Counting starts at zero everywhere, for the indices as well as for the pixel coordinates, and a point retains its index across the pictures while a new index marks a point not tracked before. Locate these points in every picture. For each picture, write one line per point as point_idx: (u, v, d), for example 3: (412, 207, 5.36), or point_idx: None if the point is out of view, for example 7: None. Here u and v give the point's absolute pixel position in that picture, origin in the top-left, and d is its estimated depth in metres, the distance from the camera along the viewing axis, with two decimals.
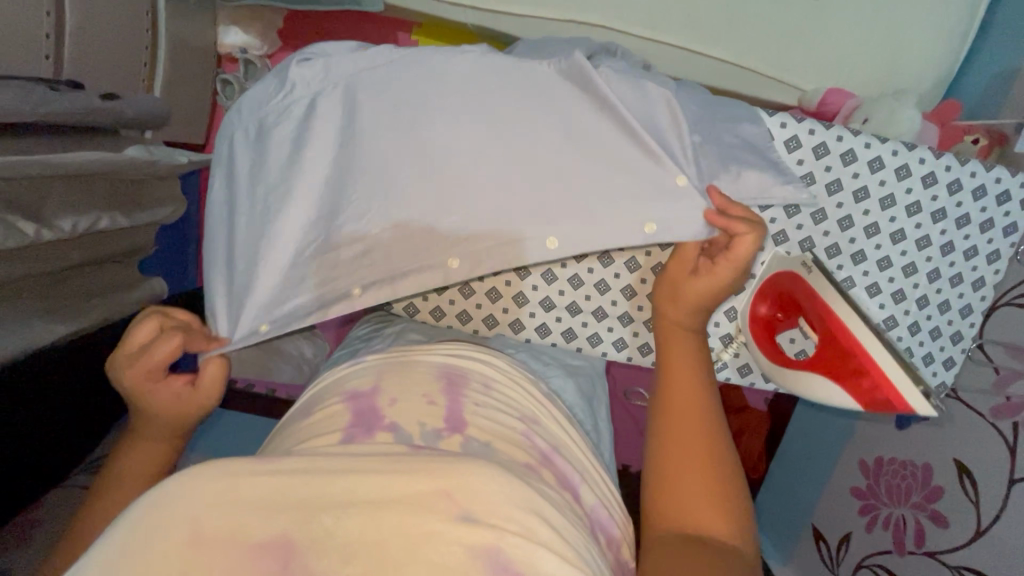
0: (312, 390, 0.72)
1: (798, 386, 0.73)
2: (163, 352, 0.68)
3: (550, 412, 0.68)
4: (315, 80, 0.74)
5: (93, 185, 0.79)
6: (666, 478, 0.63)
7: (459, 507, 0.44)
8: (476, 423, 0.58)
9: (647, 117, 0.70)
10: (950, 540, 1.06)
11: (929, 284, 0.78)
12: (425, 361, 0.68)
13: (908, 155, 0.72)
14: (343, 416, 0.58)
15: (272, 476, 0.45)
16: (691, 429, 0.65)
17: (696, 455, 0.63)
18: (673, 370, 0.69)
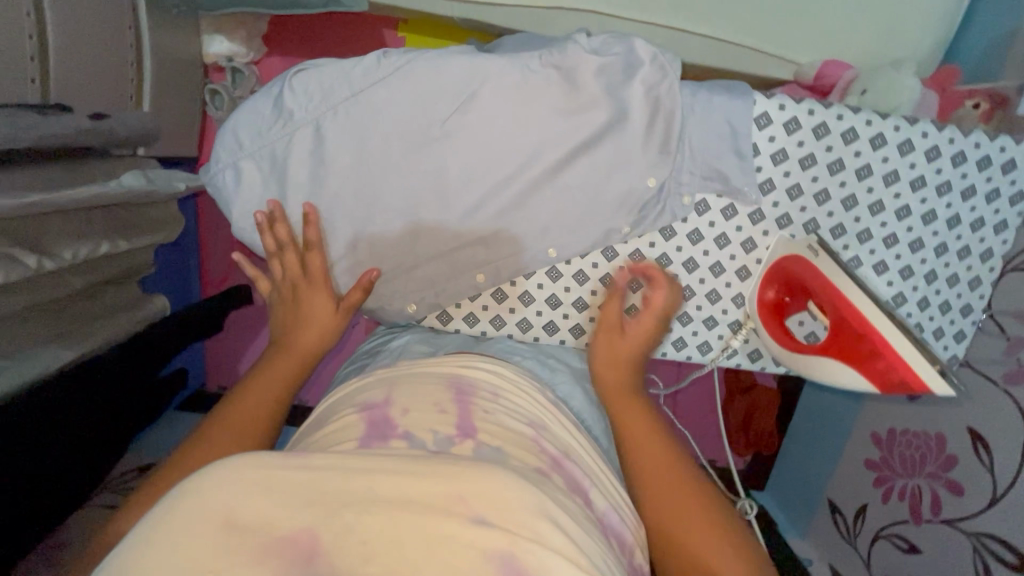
0: (335, 396, 0.71)
1: (812, 370, 0.72)
2: (317, 266, 0.73)
3: (559, 420, 0.67)
4: (302, 96, 0.70)
5: (93, 212, 0.78)
6: (657, 535, 0.60)
7: (471, 510, 0.45)
8: (492, 432, 0.57)
9: (646, 105, 0.68)
10: (965, 508, 1.06)
11: (936, 258, 0.77)
12: (433, 372, 0.68)
13: (910, 130, 0.71)
14: (357, 423, 0.58)
15: (301, 469, 0.46)
16: (654, 464, 0.63)
17: (671, 488, 0.62)
18: (621, 415, 0.68)
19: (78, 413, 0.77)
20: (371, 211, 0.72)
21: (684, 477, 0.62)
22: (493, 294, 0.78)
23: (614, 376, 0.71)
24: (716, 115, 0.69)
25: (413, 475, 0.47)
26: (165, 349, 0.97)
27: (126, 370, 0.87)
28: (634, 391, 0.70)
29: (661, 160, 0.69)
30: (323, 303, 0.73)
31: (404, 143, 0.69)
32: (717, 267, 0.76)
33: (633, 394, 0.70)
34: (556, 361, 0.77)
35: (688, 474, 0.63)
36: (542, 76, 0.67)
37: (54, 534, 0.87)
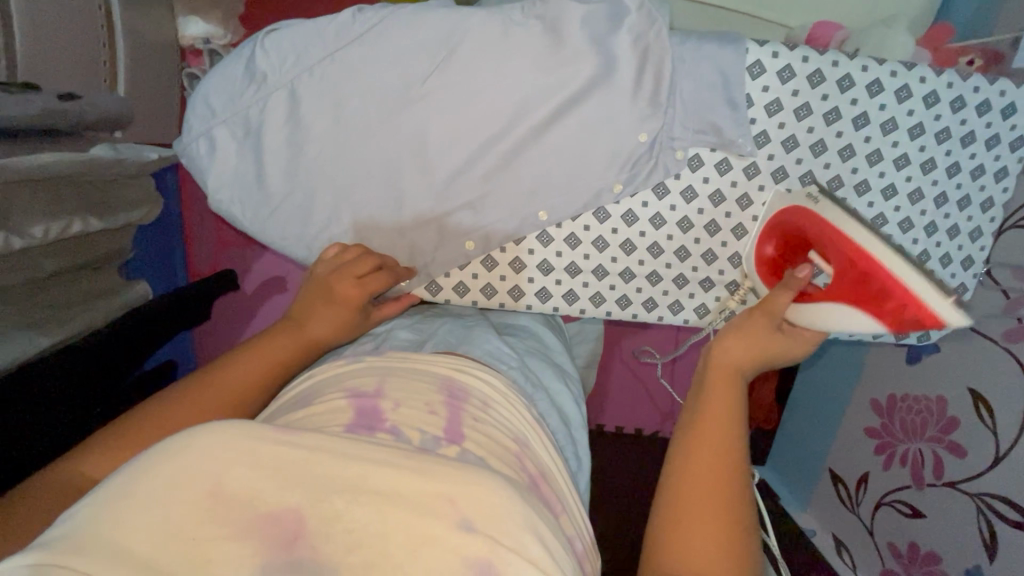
0: (291, 389, 0.64)
1: (814, 318, 0.66)
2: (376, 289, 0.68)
3: (540, 435, 0.64)
4: (276, 58, 0.67)
5: (61, 188, 0.74)
6: (671, 508, 0.54)
7: (458, 513, 0.44)
8: (478, 443, 0.55)
9: (632, 55, 0.65)
10: (969, 469, 1.05)
11: (936, 209, 0.76)
12: (427, 367, 0.64)
13: (907, 75, 0.69)
14: (346, 409, 0.56)
15: (293, 446, 0.44)
16: (709, 458, 0.56)
17: (706, 487, 0.54)
18: (709, 394, 0.60)
19: (69, 400, 0.74)
20: (354, 179, 0.70)
21: (727, 492, 0.54)
22: (483, 262, 0.75)
23: (734, 355, 0.62)
24: (705, 65, 0.67)
25: (413, 469, 0.45)
26: (156, 336, 0.94)
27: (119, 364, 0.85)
28: (735, 381, 0.61)
29: (651, 112, 0.67)
30: (345, 295, 0.67)
31: (382, 106, 0.67)
32: (712, 226, 0.74)
33: (731, 384, 0.61)
34: (536, 378, 0.76)
35: (733, 491, 0.54)
36: (525, 28, 0.65)
37: None
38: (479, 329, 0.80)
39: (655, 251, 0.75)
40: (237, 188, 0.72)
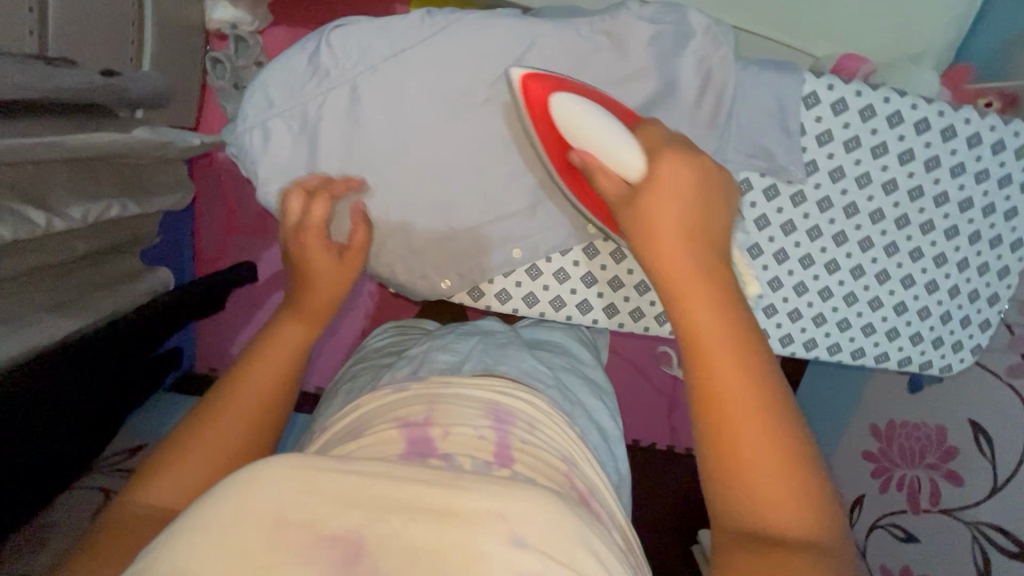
0: (342, 420, 0.65)
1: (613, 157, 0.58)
2: (320, 214, 0.67)
3: (587, 456, 0.65)
4: (341, 55, 0.69)
5: (100, 171, 0.75)
6: (730, 482, 0.46)
7: (511, 529, 0.39)
8: (531, 468, 0.54)
9: (675, 80, 0.70)
10: (963, 497, 1.09)
11: (970, 245, 0.78)
12: (472, 392, 0.64)
13: (954, 116, 0.72)
14: (398, 440, 0.54)
15: (351, 474, 0.40)
16: (744, 401, 0.46)
17: (756, 432, 0.46)
18: (697, 329, 0.49)
19: (83, 382, 0.73)
20: (408, 171, 0.72)
21: (771, 421, 0.46)
22: (528, 270, 0.77)
23: (686, 260, 0.51)
24: (765, 92, 0.70)
25: (461, 481, 0.42)
26: (161, 330, 0.91)
27: (123, 355, 0.82)
28: (716, 290, 0.50)
29: (705, 138, 0.71)
30: (331, 266, 0.67)
31: (444, 105, 0.70)
32: (755, 249, 0.75)
33: (711, 295, 0.50)
34: (575, 397, 0.76)
35: (778, 416, 0.46)
36: (593, 42, 0.69)
37: (43, 513, 0.82)
38: (510, 345, 0.82)
39: None
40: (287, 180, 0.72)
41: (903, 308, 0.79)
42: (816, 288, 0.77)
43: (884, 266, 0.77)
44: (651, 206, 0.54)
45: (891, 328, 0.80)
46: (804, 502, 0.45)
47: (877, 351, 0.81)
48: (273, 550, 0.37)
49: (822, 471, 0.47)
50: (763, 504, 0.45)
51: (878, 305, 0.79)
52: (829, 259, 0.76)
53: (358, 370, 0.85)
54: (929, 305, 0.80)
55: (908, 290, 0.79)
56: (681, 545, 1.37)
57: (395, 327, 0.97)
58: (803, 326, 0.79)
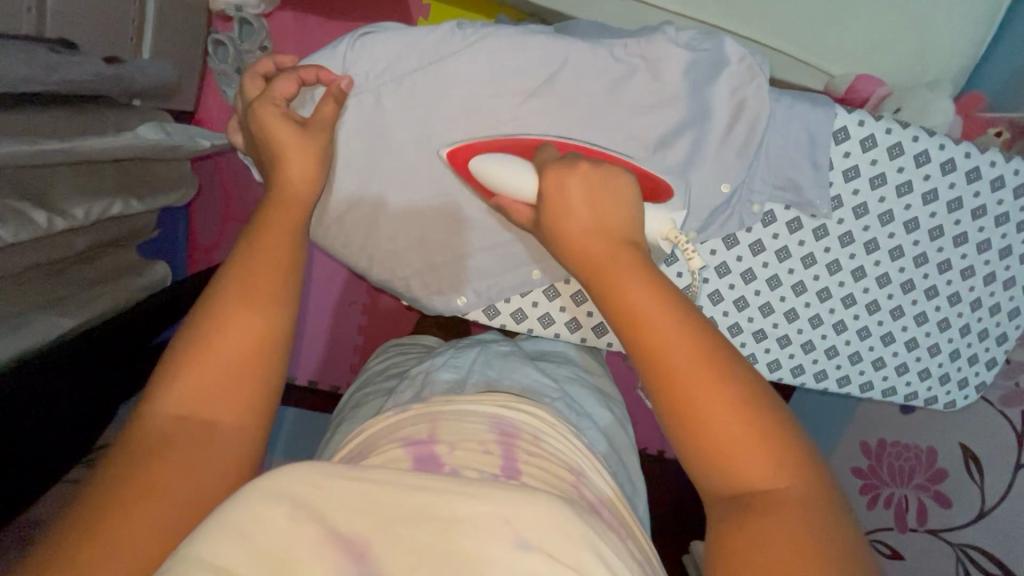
0: (350, 444, 0.60)
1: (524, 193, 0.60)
2: (284, 86, 0.65)
3: (595, 466, 0.57)
4: (359, 62, 0.70)
5: (104, 169, 0.74)
6: (696, 452, 0.44)
7: (514, 532, 0.36)
8: (539, 480, 0.47)
9: (703, 112, 0.71)
10: (952, 519, 1.11)
11: (983, 286, 0.84)
12: (471, 406, 0.57)
13: (979, 158, 0.76)
14: (403, 459, 0.48)
15: (359, 483, 0.37)
16: (689, 363, 0.45)
17: (711, 389, 0.44)
18: (625, 304, 0.48)
19: (81, 381, 0.70)
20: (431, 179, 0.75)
21: (724, 373, 0.45)
22: (546, 292, 0.82)
23: (597, 250, 0.51)
24: (796, 123, 0.73)
25: (457, 484, 0.38)
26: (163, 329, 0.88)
27: (127, 356, 0.81)
28: (635, 262, 0.50)
29: (732, 172, 0.73)
30: (293, 192, 0.62)
31: (471, 119, 0.71)
32: (775, 279, 0.80)
33: (632, 267, 0.49)
34: (580, 407, 0.73)
35: (729, 371, 0.45)
36: (625, 64, 0.70)
37: None
38: (512, 356, 0.79)
39: (716, 297, 0.81)
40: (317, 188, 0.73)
41: (915, 344, 0.86)
42: (833, 321, 0.83)
43: (899, 301, 0.83)
44: (562, 223, 0.53)
45: (901, 362, 0.86)
46: (774, 459, 0.43)
47: (885, 384, 0.88)
48: (284, 546, 0.33)
49: (785, 411, 0.45)
50: (733, 468, 0.43)
51: (891, 339, 0.85)
52: (846, 293, 0.82)
53: (363, 390, 0.85)
54: (939, 342, 0.86)
55: (920, 326, 0.85)
56: (673, 555, 1.38)
57: (386, 346, 0.97)
58: (815, 357, 0.85)
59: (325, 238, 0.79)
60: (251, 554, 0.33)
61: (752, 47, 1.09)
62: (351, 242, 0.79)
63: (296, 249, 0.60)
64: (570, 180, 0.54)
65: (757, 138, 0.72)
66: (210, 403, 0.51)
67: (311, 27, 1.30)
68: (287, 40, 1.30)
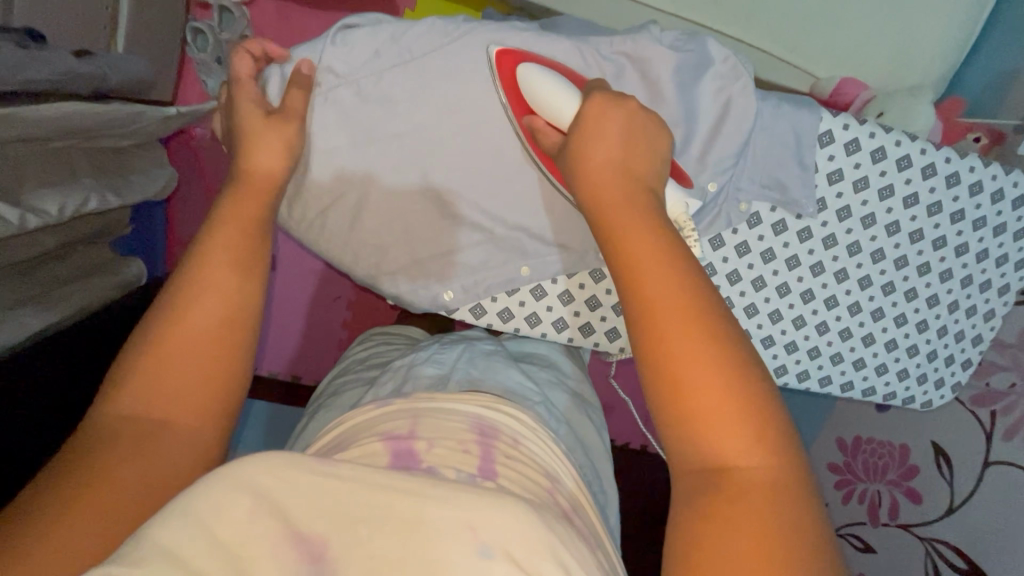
0: (324, 438, 0.56)
1: (555, 115, 0.61)
2: (248, 69, 0.67)
3: (568, 471, 0.56)
4: (342, 55, 0.69)
5: (74, 158, 0.71)
6: (678, 423, 0.44)
7: (477, 540, 0.35)
8: (514, 485, 0.46)
9: (689, 112, 0.71)
10: (922, 514, 1.14)
11: (961, 289, 0.86)
12: (453, 406, 0.54)
13: (959, 164, 0.78)
14: (381, 453, 0.46)
15: (329, 477, 0.36)
16: (678, 317, 0.46)
17: (692, 347, 0.45)
18: (628, 250, 0.49)
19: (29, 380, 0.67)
20: (414, 174, 0.74)
21: (714, 338, 0.45)
22: (531, 294, 0.82)
23: (612, 193, 0.53)
24: (781, 124, 0.74)
25: (420, 484, 0.37)
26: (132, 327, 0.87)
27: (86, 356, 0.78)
28: (646, 218, 0.51)
29: (724, 167, 0.73)
30: (265, 169, 0.64)
31: (454, 118, 0.71)
32: (759, 282, 0.81)
33: (643, 222, 0.51)
34: (561, 412, 0.73)
35: (720, 337, 0.45)
36: (610, 63, 0.70)
37: None
38: (495, 356, 0.78)
39: None
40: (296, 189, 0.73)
41: (894, 345, 0.87)
42: (815, 322, 0.84)
43: (880, 303, 0.84)
44: (584, 161, 0.56)
45: (881, 363, 0.88)
46: (753, 436, 0.43)
47: (865, 385, 0.90)
48: (243, 541, 0.33)
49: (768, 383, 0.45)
50: (711, 443, 0.43)
51: (871, 341, 0.86)
52: (829, 294, 0.83)
53: (343, 382, 0.83)
54: (917, 344, 0.88)
55: (900, 328, 0.86)
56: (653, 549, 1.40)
57: (370, 330, 0.96)
58: (798, 357, 0.86)
59: (309, 232, 0.78)
60: (206, 541, 0.33)
61: (739, 46, 1.09)
62: (335, 236, 0.78)
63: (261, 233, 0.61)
64: (612, 115, 0.57)
65: (742, 138, 0.72)
66: (169, 396, 0.52)
67: (295, 17, 1.27)
68: (268, 28, 1.27)
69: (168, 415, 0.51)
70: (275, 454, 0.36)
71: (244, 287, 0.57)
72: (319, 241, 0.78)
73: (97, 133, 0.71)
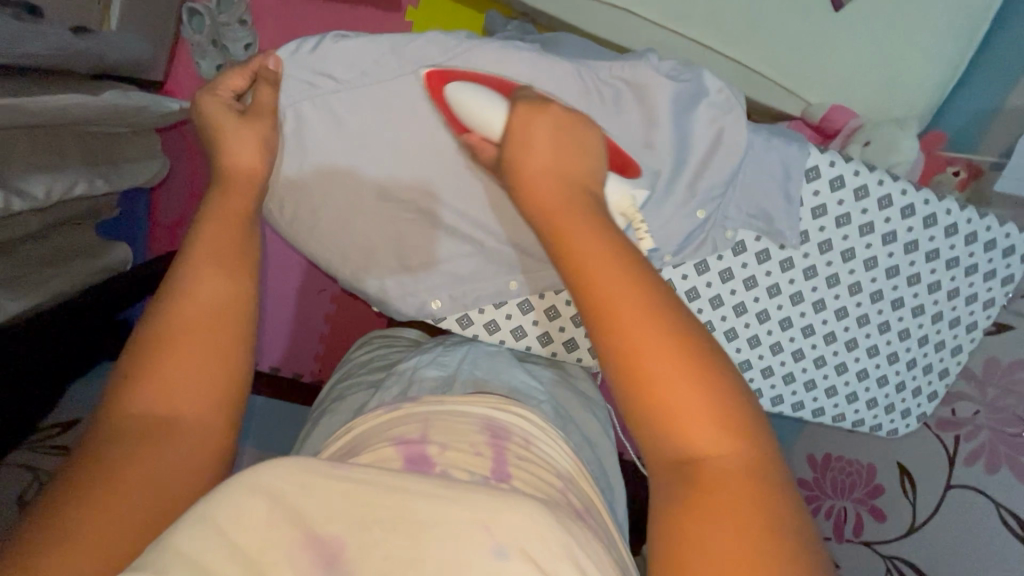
0: (330, 446, 0.57)
1: (483, 123, 0.61)
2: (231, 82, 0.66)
3: (581, 471, 0.58)
4: (339, 59, 0.69)
5: (65, 140, 0.70)
6: (654, 426, 0.43)
7: (493, 539, 0.35)
8: (530, 486, 0.47)
9: (686, 136, 0.73)
10: (884, 532, 1.16)
11: (931, 324, 0.89)
12: (466, 408, 0.55)
13: (937, 206, 0.80)
14: (393, 458, 0.47)
15: (343, 480, 0.36)
16: (635, 317, 0.44)
17: (658, 341, 0.43)
18: (577, 254, 0.47)
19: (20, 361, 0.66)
20: (413, 184, 0.74)
21: (674, 335, 0.44)
22: (519, 304, 0.83)
23: (552, 200, 0.50)
24: (772, 155, 0.76)
25: (426, 482, 0.37)
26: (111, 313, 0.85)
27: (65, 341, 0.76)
28: (585, 215, 0.49)
29: (713, 195, 0.75)
30: (239, 166, 0.63)
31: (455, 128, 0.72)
32: (740, 307, 0.83)
33: (583, 223, 0.48)
34: (564, 414, 0.74)
35: (674, 329, 0.44)
36: (608, 87, 0.70)
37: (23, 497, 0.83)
38: (496, 356, 0.79)
39: None
40: (292, 193, 0.73)
41: (866, 375, 0.90)
42: (792, 348, 0.86)
43: (854, 334, 0.87)
44: (520, 162, 0.53)
45: (852, 392, 0.91)
46: (723, 426, 0.42)
47: (836, 411, 0.92)
48: (262, 546, 0.34)
49: (727, 366, 0.44)
50: (688, 438, 0.42)
51: (844, 369, 0.89)
52: (806, 323, 0.85)
53: (343, 386, 0.83)
54: (888, 374, 0.91)
55: (872, 359, 0.89)
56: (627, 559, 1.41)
57: (370, 334, 0.96)
58: (774, 382, 0.88)
59: (299, 229, 0.77)
60: (225, 547, 0.33)
61: (735, 68, 1.11)
62: (326, 234, 0.77)
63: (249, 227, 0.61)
64: (535, 126, 0.55)
65: (733, 166, 0.74)
66: (176, 393, 0.51)
67: (294, 7, 1.25)
68: (266, 15, 1.25)
69: (176, 409, 0.50)
70: (296, 458, 0.37)
71: (235, 279, 0.57)
72: (309, 240, 0.78)
73: (94, 116, 0.69)
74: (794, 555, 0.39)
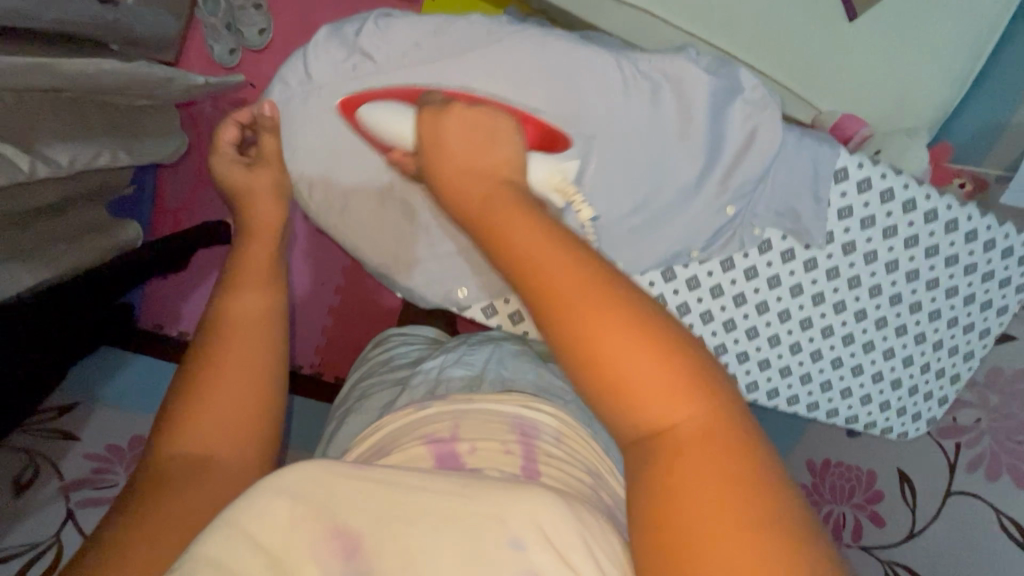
0: (357, 447, 0.56)
1: (395, 136, 0.66)
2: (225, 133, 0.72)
3: (612, 471, 0.57)
4: (382, 40, 0.71)
5: (89, 111, 0.68)
6: (616, 408, 0.38)
7: (507, 531, 0.34)
8: (559, 482, 0.46)
9: (718, 134, 0.75)
10: (885, 539, 1.07)
11: (946, 330, 0.90)
12: (492, 408, 0.54)
13: (958, 211, 0.82)
14: (424, 457, 0.46)
15: (364, 483, 0.34)
16: (573, 289, 0.39)
17: (600, 311, 0.38)
18: (505, 237, 0.42)
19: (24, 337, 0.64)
20: None
21: (611, 301, 0.39)
22: None
23: (475, 192, 0.46)
24: (803, 154, 0.78)
25: (452, 484, 0.36)
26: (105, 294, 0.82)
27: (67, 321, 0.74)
28: (511, 196, 0.45)
29: (744, 191, 0.77)
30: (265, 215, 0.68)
31: None
32: (762, 305, 0.85)
33: (508, 202, 0.44)
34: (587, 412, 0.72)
35: (615, 296, 0.39)
36: (646, 79, 0.72)
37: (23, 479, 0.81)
38: (518, 356, 0.78)
39: (708, 317, 0.85)
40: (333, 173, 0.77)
41: (880, 377, 0.91)
42: (810, 348, 0.87)
43: (871, 336, 0.88)
44: (445, 146, 0.50)
45: (866, 394, 0.92)
46: (687, 395, 0.37)
47: (849, 412, 0.93)
48: (284, 546, 0.32)
49: (677, 329, 0.39)
50: (653, 414, 0.37)
51: (859, 371, 0.90)
52: (826, 323, 0.86)
53: (367, 384, 0.82)
54: (902, 377, 0.92)
55: (887, 361, 0.90)
56: None
57: (390, 332, 0.95)
58: (789, 382, 0.90)
59: (337, 210, 0.80)
60: (250, 551, 0.32)
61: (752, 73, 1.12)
62: (363, 215, 0.80)
63: (277, 262, 0.66)
64: (445, 115, 0.52)
65: (765, 165, 0.76)
66: (215, 429, 0.52)
67: None
68: None
69: (215, 449, 0.51)
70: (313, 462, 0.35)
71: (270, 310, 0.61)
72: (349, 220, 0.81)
73: (117, 88, 0.68)
74: (786, 522, 0.35)
